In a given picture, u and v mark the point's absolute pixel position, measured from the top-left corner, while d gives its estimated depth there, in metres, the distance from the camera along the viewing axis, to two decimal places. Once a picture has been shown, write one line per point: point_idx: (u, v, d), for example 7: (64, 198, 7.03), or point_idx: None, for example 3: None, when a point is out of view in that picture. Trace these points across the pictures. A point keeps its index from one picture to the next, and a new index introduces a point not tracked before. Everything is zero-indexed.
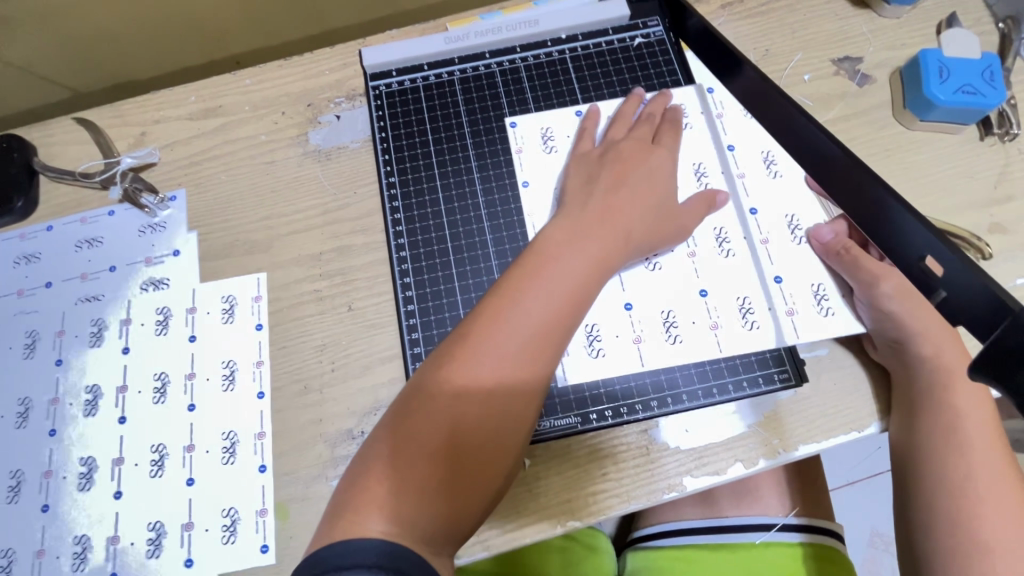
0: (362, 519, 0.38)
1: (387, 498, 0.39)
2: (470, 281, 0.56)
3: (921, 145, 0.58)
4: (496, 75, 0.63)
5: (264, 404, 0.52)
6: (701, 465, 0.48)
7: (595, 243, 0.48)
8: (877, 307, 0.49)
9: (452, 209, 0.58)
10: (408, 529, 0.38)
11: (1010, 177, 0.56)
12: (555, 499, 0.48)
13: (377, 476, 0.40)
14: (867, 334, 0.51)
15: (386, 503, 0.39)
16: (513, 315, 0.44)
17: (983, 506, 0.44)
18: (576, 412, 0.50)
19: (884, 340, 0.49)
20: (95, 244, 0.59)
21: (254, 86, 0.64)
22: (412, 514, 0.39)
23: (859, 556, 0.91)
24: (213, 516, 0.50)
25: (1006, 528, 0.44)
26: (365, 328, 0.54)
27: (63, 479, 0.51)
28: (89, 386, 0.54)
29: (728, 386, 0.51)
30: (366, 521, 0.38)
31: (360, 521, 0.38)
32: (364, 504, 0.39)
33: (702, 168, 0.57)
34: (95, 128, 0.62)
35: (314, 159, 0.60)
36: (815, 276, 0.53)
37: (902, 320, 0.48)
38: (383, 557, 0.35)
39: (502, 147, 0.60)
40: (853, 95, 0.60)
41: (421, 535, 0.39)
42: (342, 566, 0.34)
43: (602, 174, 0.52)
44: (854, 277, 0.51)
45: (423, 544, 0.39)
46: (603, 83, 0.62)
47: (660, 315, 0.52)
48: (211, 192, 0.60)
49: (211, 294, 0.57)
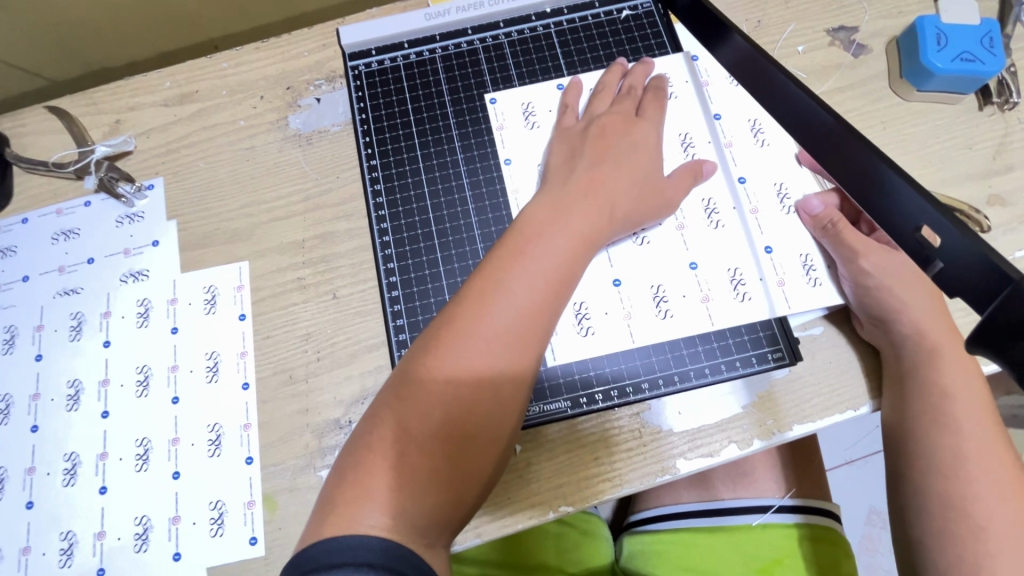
0: (355, 514, 0.37)
1: (380, 491, 0.38)
2: (455, 265, 0.54)
3: (919, 116, 0.56)
4: (479, 52, 0.61)
5: (249, 396, 0.51)
6: (695, 447, 0.48)
7: (582, 219, 0.47)
8: (859, 281, 0.48)
9: (436, 191, 0.57)
10: (405, 522, 0.37)
11: (1009, 147, 0.55)
12: (547, 485, 0.47)
13: (369, 468, 0.39)
14: (853, 310, 0.50)
15: (379, 497, 0.38)
16: (498, 297, 0.43)
17: (974, 485, 0.43)
18: (567, 396, 0.49)
19: (868, 316, 0.48)
20: (72, 236, 0.57)
21: (231, 69, 0.62)
22: (407, 506, 0.38)
23: (857, 532, 0.92)
24: (201, 509, 0.49)
25: (999, 507, 0.42)
26: (351, 316, 0.53)
27: (46, 475, 0.50)
28: (70, 381, 0.53)
29: (721, 366, 0.50)
30: (355, 517, 0.37)
31: (348, 518, 0.37)
32: (355, 499, 0.38)
33: (689, 139, 0.55)
34: (68, 117, 0.60)
35: (294, 144, 0.59)
36: (803, 247, 0.52)
37: (886, 293, 0.47)
38: (372, 555, 0.34)
39: (485, 125, 0.58)
40: (848, 66, 0.58)
41: (420, 526, 0.38)
42: (329, 565, 0.33)
43: (585, 149, 0.51)
44: (837, 251, 0.50)
45: (420, 537, 0.38)
46: (590, 57, 0.60)
47: (650, 291, 0.51)
48: (189, 180, 0.59)
49: (192, 284, 0.55)
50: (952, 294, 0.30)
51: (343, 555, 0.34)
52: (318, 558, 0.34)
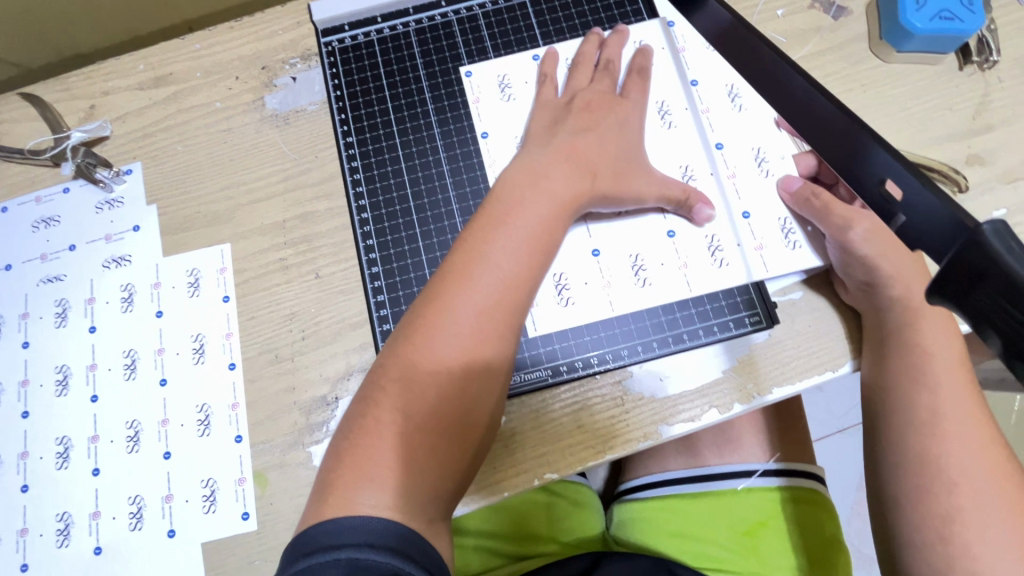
0: (353, 494, 0.37)
1: (377, 471, 0.38)
2: (434, 240, 0.54)
3: (899, 77, 0.56)
4: (453, 24, 0.60)
5: (236, 375, 0.52)
6: (676, 413, 0.48)
7: (562, 186, 0.47)
8: (841, 248, 0.48)
9: (413, 166, 0.56)
10: (404, 498, 0.38)
11: (989, 106, 0.55)
12: (532, 454, 0.48)
13: (366, 449, 0.39)
14: (839, 277, 0.50)
15: (377, 476, 0.38)
16: (480, 268, 0.43)
17: (948, 442, 0.44)
18: (547, 365, 0.50)
19: (853, 282, 0.48)
20: (52, 223, 0.57)
21: (204, 50, 0.61)
22: (405, 482, 0.38)
23: (848, 498, 0.94)
24: (193, 487, 0.50)
25: (972, 462, 0.43)
26: (334, 295, 0.53)
27: (40, 459, 0.51)
28: (58, 367, 0.53)
29: (698, 332, 0.50)
30: (354, 495, 0.37)
31: (348, 496, 0.37)
32: (352, 479, 0.38)
33: (665, 107, 0.55)
34: (42, 103, 0.60)
35: (272, 125, 0.58)
36: (780, 211, 0.52)
37: (864, 255, 0.47)
38: (373, 535, 0.35)
39: (461, 99, 0.58)
40: (828, 29, 0.58)
41: (418, 501, 0.38)
42: (331, 546, 0.34)
43: (567, 118, 0.51)
44: (818, 218, 0.50)
45: (419, 514, 0.38)
46: (566, 26, 0.59)
47: (629, 260, 0.51)
48: (167, 164, 0.58)
49: (175, 268, 0.55)
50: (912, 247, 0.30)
51: (342, 537, 0.35)
52: (319, 539, 0.35)
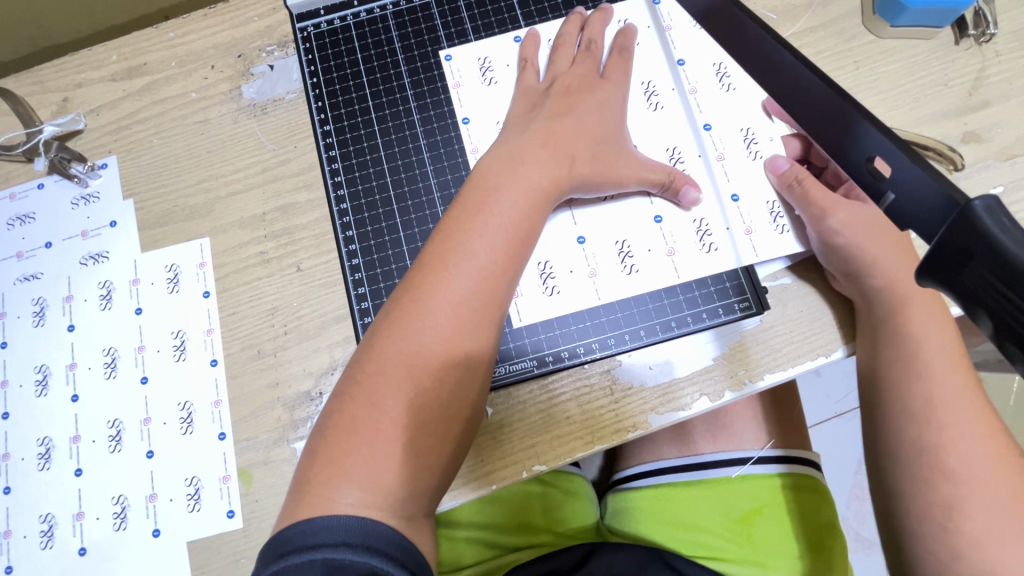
0: (331, 491, 0.37)
1: (354, 467, 0.37)
2: (415, 230, 0.53)
3: (893, 53, 0.54)
4: (432, 7, 0.58)
5: (218, 372, 0.51)
6: (667, 402, 0.47)
7: (540, 172, 0.46)
8: (831, 240, 0.47)
9: (392, 155, 0.55)
10: (383, 496, 0.37)
11: (986, 81, 0.53)
12: (520, 445, 0.47)
13: (342, 446, 0.38)
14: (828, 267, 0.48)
15: (355, 473, 0.37)
16: (456, 258, 0.42)
17: (947, 430, 0.43)
18: (532, 356, 0.49)
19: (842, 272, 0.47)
20: (28, 221, 0.56)
21: (178, 39, 0.59)
22: (383, 478, 0.37)
23: (847, 482, 0.93)
24: (177, 486, 0.49)
25: (972, 451, 0.42)
26: (315, 288, 0.52)
27: (22, 461, 0.50)
28: (37, 367, 0.52)
29: (687, 320, 0.49)
30: (332, 494, 0.36)
31: (326, 494, 0.37)
32: (331, 476, 0.37)
33: (652, 88, 0.54)
34: (13, 97, 0.58)
35: (249, 115, 0.57)
36: (771, 193, 0.51)
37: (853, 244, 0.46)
38: (350, 534, 0.34)
39: (441, 84, 0.56)
40: (819, 4, 0.56)
41: (398, 497, 0.37)
42: (308, 546, 0.33)
43: (548, 103, 0.50)
44: (807, 209, 0.48)
45: (398, 509, 0.37)
46: (548, 6, 0.57)
47: (615, 247, 0.50)
48: (144, 158, 0.57)
49: (154, 264, 0.54)
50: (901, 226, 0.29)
51: (319, 536, 0.34)
52: (294, 540, 0.34)
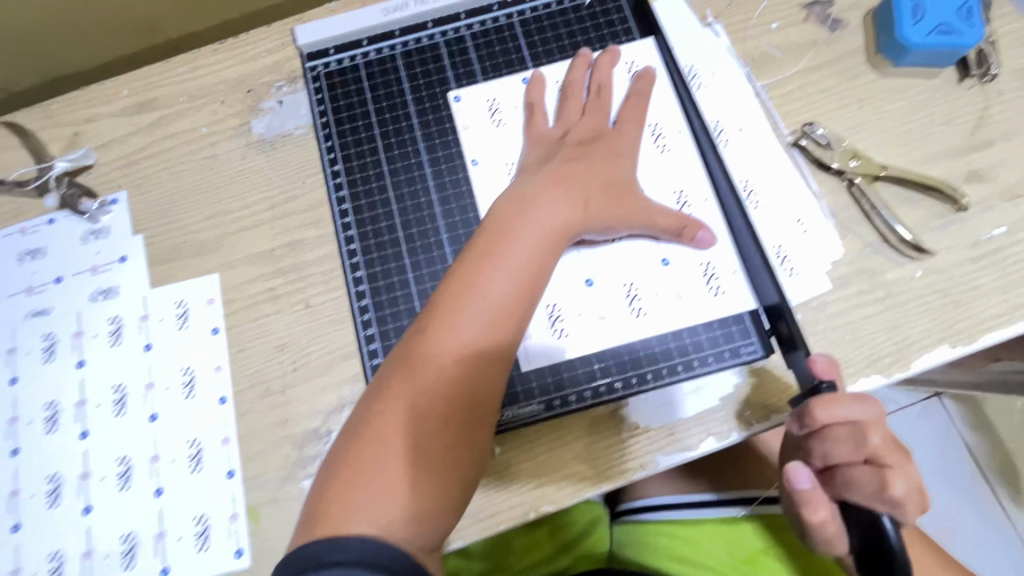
0: (341, 524, 0.37)
1: (365, 503, 0.38)
2: (424, 270, 0.53)
3: (896, 92, 0.55)
4: (440, 46, 0.59)
5: (227, 409, 0.51)
6: (673, 442, 0.48)
7: (551, 213, 0.46)
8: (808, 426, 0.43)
9: (401, 195, 0.55)
10: (395, 528, 0.37)
11: (988, 121, 0.53)
12: (529, 486, 0.47)
13: (354, 481, 0.39)
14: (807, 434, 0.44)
15: (365, 508, 0.38)
16: (469, 299, 0.43)
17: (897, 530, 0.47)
18: (540, 399, 0.49)
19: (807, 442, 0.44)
20: (38, 256, 0.56)
21: (188, 74, 0.60)
22: (394, 515, 0.38)
23: None
24: (186, 524, 0.49)
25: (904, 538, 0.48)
26: (324, 325, 0.53)
27: (31, 498, 0.51)
28: (47, 403, 0.53)
29: (693, 363, 0.49)
30: (343, 527, 0.37)
31: (337, 526, 0.37)
32: (342, 511, 0.38)
33: (659, 130, 0.54)
34: (24, 132, 0.59)
35: (258, 150, 0.57)
36: (774, 239, 0.52)
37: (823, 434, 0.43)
38: (365, 554, 0.35)
39: (449, 125, 0.56)
40: (824, 43, 0.56)
41: (407, 534, 0.38)
42: (325, 562, 0.34)
43: (560, 151, 0.51)
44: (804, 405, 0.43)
45: (408, 542, 0.38)
46: (555, 47, 0.58)
47: (623, 289, 0.51)
48: (154, 193, 0.57)
49: (164, 300, 0.55)
50: (818, 378, 0.42)
51: (333, 556, 0.34)
52: (312, 558, 0.34)
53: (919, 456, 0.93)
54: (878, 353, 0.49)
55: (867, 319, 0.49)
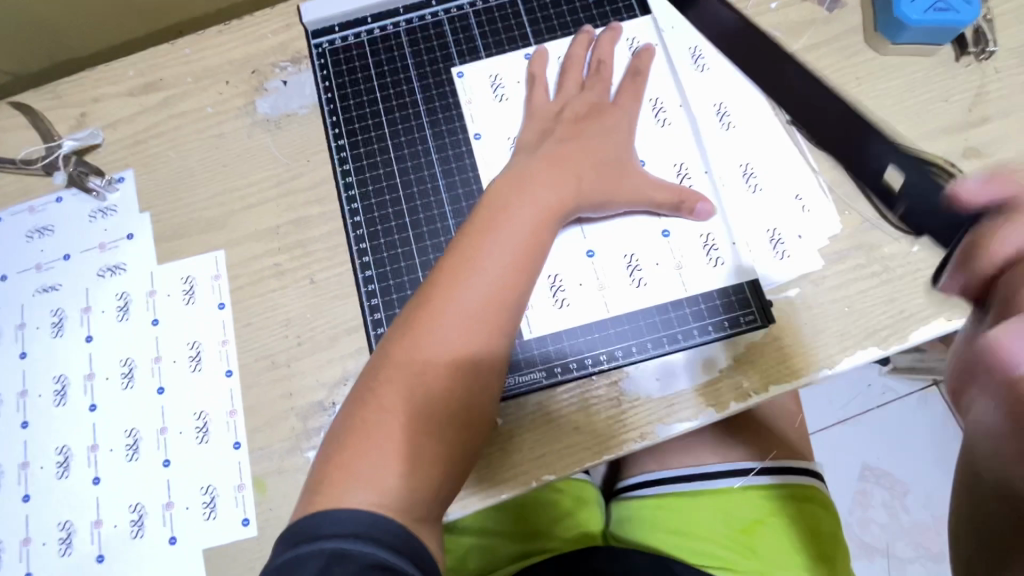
0: (343, 492, 0.38)
1: (367, 470, 0.39)
2: (427, 242, 0.54)
3: (893, 70, 0.55)
4: (444, 24, 0.59)
5: (233, 382, 0.52)
6: (672, 412, 0.48)
7: (549, 192, 0.48)
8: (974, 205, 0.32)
9: (406, 169, 0.56)
10: (394, 496, 0.38)
11: (985, 98, 0.54)
12: (530, 456, 0.48)
13: (357, 448, 0.39)
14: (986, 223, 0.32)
15: (367, 475, 0.38)
16: (469, 272, 0.44)
17: None
18: (541, 367, 0.50)
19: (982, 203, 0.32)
20: (46, 233, 0.57)
21: (194, 55, 0.60)
22: (394, 483, 0.39)
23: (850, 490, 0.94)
24: (193, 494, 0.50)
25: None
26: (329, 299, 0.53)
27: (40, 470, 0.51)
28: (56, 377, 0.54)
29: (693, 332, 0.50)
30: (345, 494, 0.38)
31: (339, 494, 0.38)
32: (344, 477, 0.39)
33: (659, 105, 0.55)
34: (33, 112, 0.59)
35: (263, 129, 0.58)
36: (770, 221, 0.52)
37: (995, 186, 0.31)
38: (360, 526, 0.36)
39: (453, 101, 0.57)
40: (822, 22, 0.57)
41: (409, 500, 0.39)
42: (321, 535, 0.35)
43: (556, 129, 0.52)
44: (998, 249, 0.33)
45: (406, 511, 0.38)
46: (557, 24, 0.58)
47: (624, 260, 0.51)
48: (161, 171, 0.58)
49: (171, 275, 0.55)
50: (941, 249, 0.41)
51: (330, 528, 0.36)
52: (309, 530, 0.36)
53: (918, 443, 0.94)
54: (875, 325, 0.49)
55: (865, 292, 0.50)
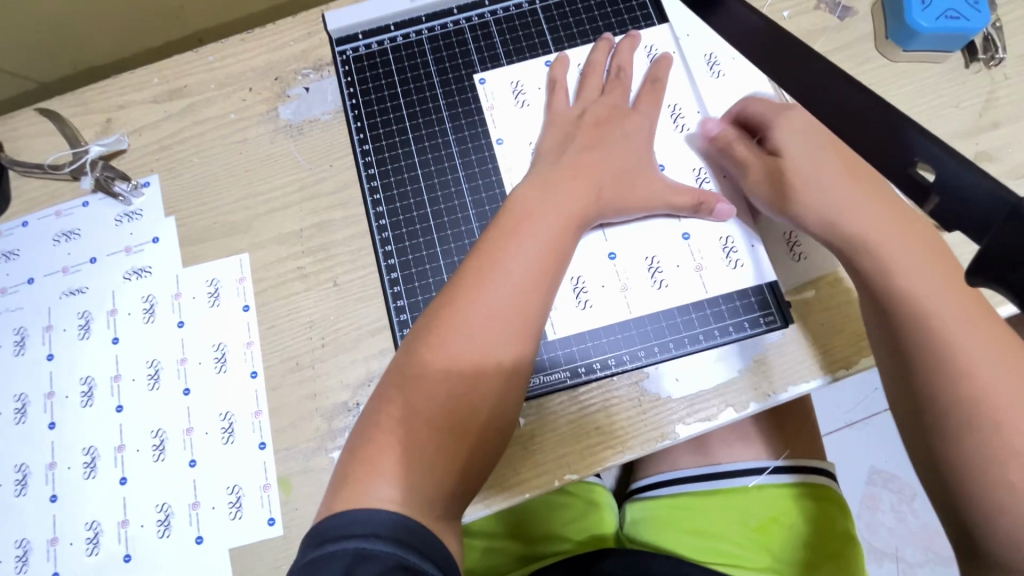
0: (368, 488, 0.39)
1: (392, 466, 0.40)
2: (451, 245, 0.55)
3: (905, 75, 0.56)
4: (465, 31, 0.61)
5: (258, 383, 0.53)
6: (693, 412, 0.49)
7: (570, 199, 0.49)
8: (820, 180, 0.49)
9: (429, 173, 0.57)
10: (417, 496, 0.39)
11: (996, 103, 0.55)
12: (553, 455, 0.49)
13: (383, 445, 0.41)
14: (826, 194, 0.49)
15: (391, 472, 0.39)
16: (493, 275, 0.45)
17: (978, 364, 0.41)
18: (565, 367, 0.51)
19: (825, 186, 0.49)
20: (73, 237, 0.58)
21: (218, 62, 0.62)
22: (416, 480, 0.39)
23: (859, 493, 0.94)
24: (219, 494, 0.51)
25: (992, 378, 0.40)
26: (353, 301, 0.54)
27: (67, 470, 0.52)
28: (83, 378, 0.54)
29: (714, 332, 0.51)
30: (370, 490, 0.39)
31: (364, 491, 0.39)
32: (368, 474, 0.40)
33: (678, 111, 0.56)
34: (60, 118, 0.61)
35: (286, 135, 0.59)
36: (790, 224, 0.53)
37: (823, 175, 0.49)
38: (380, 527, 0.36)
39: (475, 106, 0.58)
40: (834, 29, 0.58)
41: (430, 499, 0.39)
42: (341, 536, 0.36)
43: (577, 135, 0.53)
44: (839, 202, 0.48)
45: (427, 509, 0.39)
46: (576, 32, 0.60)
47: (645, 262, 0.52)
48: (186, 176, 0.59)
49: (196, 278, 0.56)
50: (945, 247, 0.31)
51: (353, 528, 0.36)
52: (330, 531, 0.36)
53: None
54: None
55: None
